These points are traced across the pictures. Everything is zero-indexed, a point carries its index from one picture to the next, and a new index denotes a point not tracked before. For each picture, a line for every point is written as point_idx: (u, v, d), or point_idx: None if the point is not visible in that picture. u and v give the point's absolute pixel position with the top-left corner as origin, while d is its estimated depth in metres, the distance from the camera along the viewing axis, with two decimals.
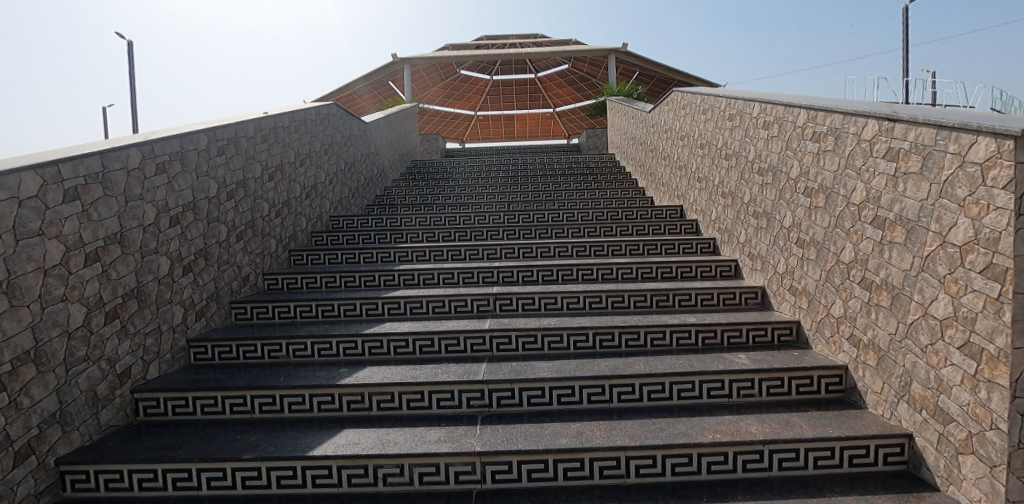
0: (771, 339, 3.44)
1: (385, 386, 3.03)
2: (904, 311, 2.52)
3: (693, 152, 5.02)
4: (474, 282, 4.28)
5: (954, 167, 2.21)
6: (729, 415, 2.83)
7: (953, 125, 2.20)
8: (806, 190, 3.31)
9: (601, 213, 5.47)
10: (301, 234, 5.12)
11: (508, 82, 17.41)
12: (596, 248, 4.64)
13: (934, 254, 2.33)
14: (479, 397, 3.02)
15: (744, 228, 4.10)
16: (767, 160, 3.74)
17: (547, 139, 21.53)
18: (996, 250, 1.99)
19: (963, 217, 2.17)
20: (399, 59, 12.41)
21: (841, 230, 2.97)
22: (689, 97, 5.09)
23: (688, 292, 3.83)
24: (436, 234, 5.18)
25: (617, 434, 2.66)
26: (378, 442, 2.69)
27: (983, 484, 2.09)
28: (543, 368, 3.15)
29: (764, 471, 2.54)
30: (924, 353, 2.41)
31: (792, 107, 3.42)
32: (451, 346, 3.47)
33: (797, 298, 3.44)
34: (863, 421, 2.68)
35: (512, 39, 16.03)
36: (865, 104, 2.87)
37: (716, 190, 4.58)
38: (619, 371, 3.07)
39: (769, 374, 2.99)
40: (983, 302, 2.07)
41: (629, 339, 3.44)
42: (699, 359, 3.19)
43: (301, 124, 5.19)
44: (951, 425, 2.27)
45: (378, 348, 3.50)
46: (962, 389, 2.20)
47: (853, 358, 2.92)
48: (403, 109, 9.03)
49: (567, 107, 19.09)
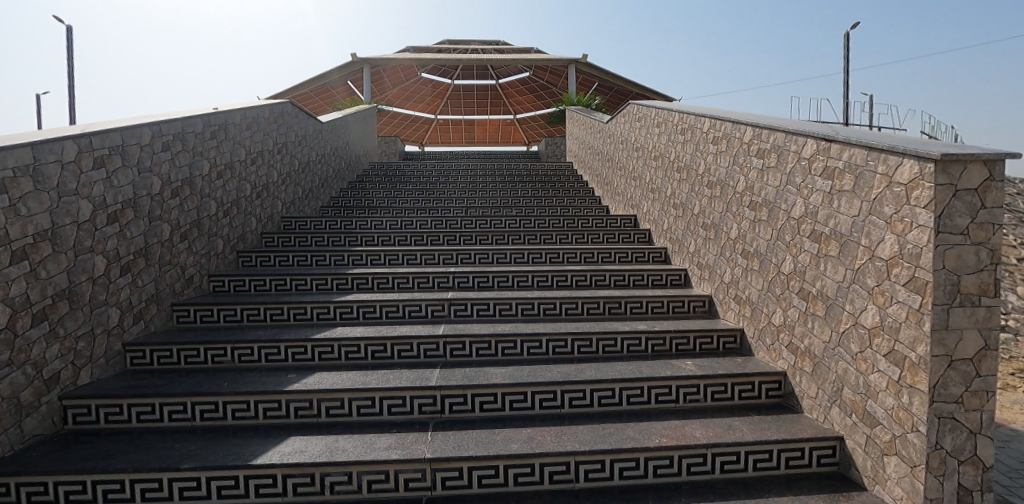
0: (716, 346, 3.54)
1: (334, 392, 2.97)
2: (837, 320, 2.69)
3: (647, 163, 5.15)
4: (430, 287, 4.25)
5: (882, 187, 2.40)
6: (675, 419, 2.91)
7: (881, 147, 2.38)
8: (750, 204, 3.45)
9: (558, 219, 5.54)
10: (250, 234, 4.94)
11: (470, 88, 17.36)
12: (552, 255, 4.70)
13: (863, 267, 2.52)
14: (431, 403, 3.00)
15: (694, 239, 4.23)
16: (715, 174, 3.88)
17: (506, 145, 21.78)
18: (918, 265, 2.22)
19: (890, 232, 2.36)
20: (360, 59, 12.14)
21: (782, 243, 3.12)
22: (644, 110, 5.22)
23: (640, 300, 3.92)
24: (392, 237, 5.10)
25: (567, 439, 2.71)
26: (326, 449, 2.64)
27: (904, 482, 2.32)
28: (496, 374, 3.16)
29: (707, 474, 2.63)
30: (854, 360, 2.60)
31: (739, 124, 3.57)
32: (404, 352, 3.44)
33: (740, 307, 3.57)
34: (800, 425, 2.82)
35: (475, 44, 15.98)
36: (804, 124, 3.04)
37: (668, 201, 4.71)
38: (570, 376, 3.10)
39: (714, 380, 3.08)
40: (905, 313, 2.29)
41: (582, 345, 3.47)
42: (648, 365, 3.26)
43: (254, 121, 5.02)
44: (877, 428, 2.47)
45: (328, 353, 3.42)
46: (887, 394, 2.41)
47: (791, 365, 3.06)
48: (362, 109, 8.88)
49: (527, 114, 19.21)
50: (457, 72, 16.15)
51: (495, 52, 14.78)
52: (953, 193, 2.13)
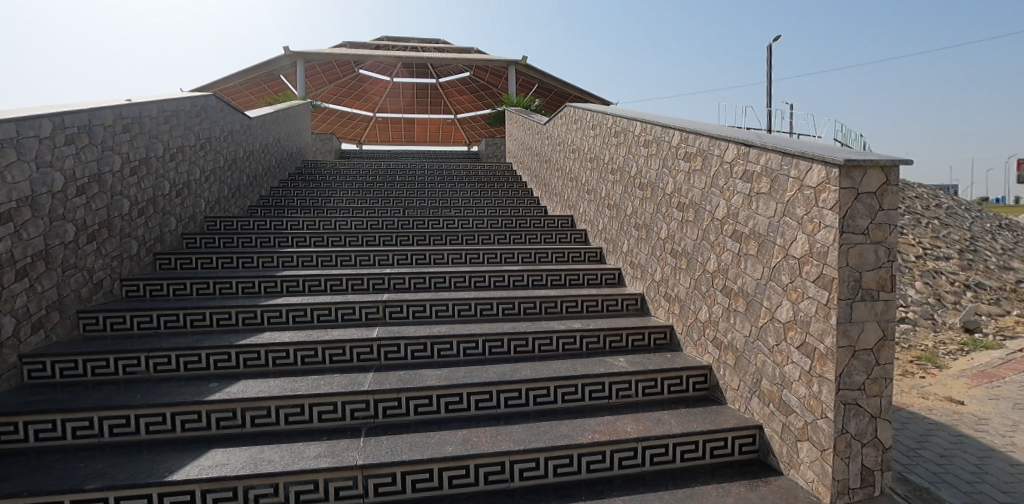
0: (648, 342, 3.66)
1: (260, 400, 2.83)
2: (756, 315, 2.84)
3: (583, 165, 5.25)
4: (365, 289, 4.14)
5: (795, 190, 2.56)
6: (607, 415, 2.98)
7: (794, 153, 2.54)
8: (678, 205, 3.59)
9: (497, 219, 5.54)
10: (169, 236, 4.51)
11: (410, 86, 17.09)
12: (490, 256, 4.70)
13: (779, 265, 2.67)
14: (364, 408, 2.91)
15: (627, 239, 4.35)
16: (647, 176, 4.01)
17: (446, 145, 21.68)
18: (825, 262, 2.38)
19: (801, 232, 2.52)
20: (292, 53, 11.66)
21: (707, 242, 3.26)
22: (580, 113, 5.31)
23: (575, 299, 3.98)
24: (324, 238, 4.92)
25: (502, 439, 2.71)
26: (249, 461, 2.51)
27: (816, 466, 2.49)
28: (431, 376, 3.12)
29: (638, 467, 2.71)
30: (771, 352, 2.75)
31: (668, 128, 3.71)
32: (336, 356, 3.33)
33: (670, 304, 3.71)
34: (724, 416, 2.96)
35: (415, 42, 15.75)
36: (727, 130, 3.19)
37: (602, 202, 4.82)
38: (506, 376, 3.11)
39: (645, 375, 3.18)
40: (815, 308, 2.46)
41: (518, 345, 3.49)
42: (583, 363, 3.32)
43: (173, 114, 4.55)
44: (792, 416, 2.63)
45: (254, 360, 3.25)
46: (800, 384, 2.57)
47: (716, 359, 3.21)
48: (295, 104, 8.53)
49: (468, 114, 19.15)
50: (396, 69, 15.84)
51: (435, 51, 14.63)
52: (855, 196, 2.30)
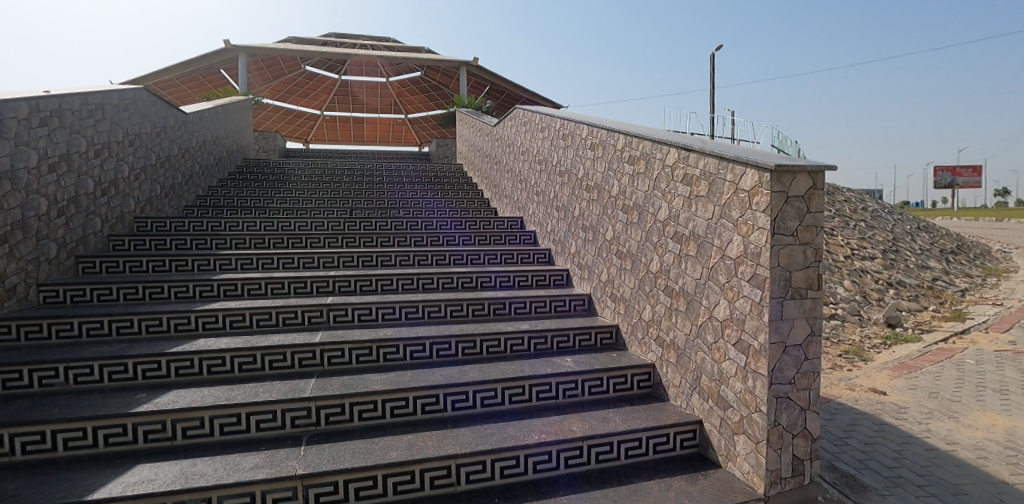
0: (594, 342, 3.72)
1: (193, 410, 2.69)
2: (696, 314, 2.94)
3: (532, 167, 5.29)
4: (308, 292, 4.01)
5: (730, 193, 2.67)
6: (554, 415, 3.01)
7: (730, 158, 2.64)
8: (623, 208, 3.67)
9: (446, 220, 5.51)
10: (94, 237, 4.19)
11: (360, 85, 16.74)
12: (439, 257, 4.66)
13: (716, 265, 2.78)
14: (305, 415, 2.82)
15: (574, 241, 4.41)
16: (593, 179, 4.08)
17: (397, 145, 21.39)
18: (758, 262, 2.49)
19: (737, 234, 2.63)
20: (233, 47, 11.18)
21: (651, 244, 3.35)
22: (529, 115, 5.35)
23: (523, 300, 4.00)
24: (265, 240, 4.72)
25: (449, 442, 2.69)
26: (180, 475, 2.38)
27: (751, 457, 2.59)
28: (376, 381, 3.05)
29: (583, 465, 2.75)
30: (709, 349, 2.85)
31: (613, 132, 3.79)
32: (277, 362, 3.20)
33: (616, 304, 3.78)
34: (666, 412, 3.04)
35: (364, 40, 15.44)
36: (668, 134, 3.29)
37: (551, 204, 4.87)
38: (453, 379, 3.08)
39: (590, 374, 3.23)
40: (749, 306, 2.56)
41: (466, 347, 3.47)
42: (530, 364, 3.34)
43: (98, 107, 4.18)
44: (729, 410, 2.73)
45: (187, 368, 3.09)
46: (736, 380, 2.68)
47: (659, 357, 3.29)
48: (237, 100, 8.17)
49: (419, 114, 18.95)
50: (345, 67, 15.47)
51: (386, 49, 14.39)
52: (785, 199, 2.42)
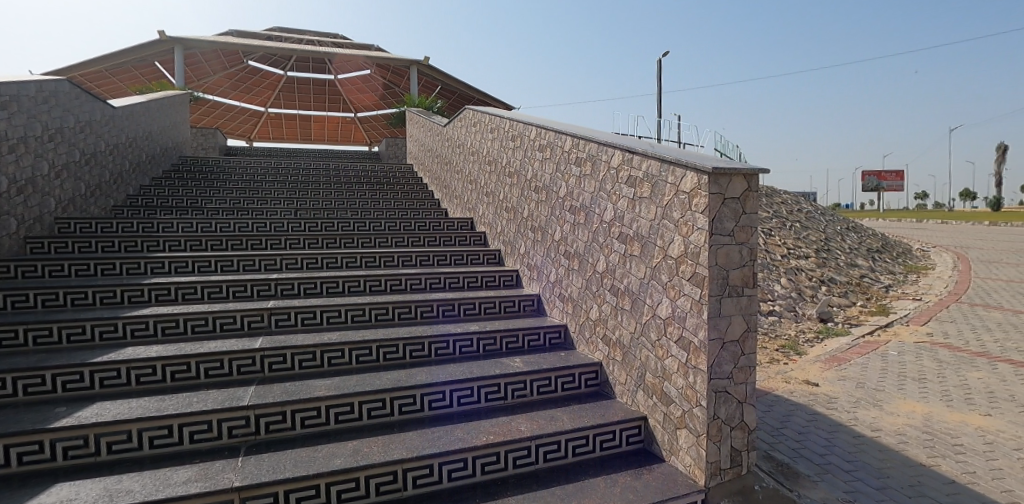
0: (543, 342, 3.75)
1: (119, 423, 2.53)
2: (641, 313, 3.02)
3: (482, 168, 5.29)
4: (248, 296, 3.85)
5: (671, 194, 2.75)
6: (503, 416, 3.01)
7: (671, 160, 2.72)
8: (570, 209, 3.72)
9: (395, 221, 5.42)
10: (9, 240, 3.86)
11: (307, 82, 16.26)
12: (386, 259, 4.58)
13: (659, 264, 2.85)
14: (243, 425, 2.71)
15: (523, 242, 4.44)
16: (541, 180, 4.11)
17: (346, 144, 20.95)
18: (698, 262, 2.58)
19: (678, 234, 2.71)
20: (169, 39, 10.62)
21: (597, 244, 3.41)
22: (479, 116, 5.34)
23: (472, 301, 3.99)
24: (202, 242, 4.50)
25: (395, 447, 2.64)
26: (103, 493, 2.24)
27: (692, 451, 2.68)
28: (320, 387, 2.97)
29: (531, 465, 2.76)
30: (653, 347, 2.93)
31: (561, 134, 3.83)
32: (213, 370, 3.06)
33: (564, 304, 3.83)
34: (612, 409, 3.10)
35: (311, 36, 15.01)
36: (614, 136, 3.35)
37: (500, 205, 4.88)
38: (400, 382, 3.03)
39: (539, 374, 3.25)
40: (690, 304, 2.65)
41: (414, 350, 3.43)
42: (479, 365, 3.33)
43: (13, 99, 3.85)
44: (671, 406, 2.81)
45: (113, 379, 2.90)
46: (678, 376, 2.76)
47: (606, 355, 3.36)
48: (172, 94, 7.75)
49: (369, 113, 18.60)
50: (290, 63, 14.98)
51: (334, 46, 14.04)
52: (722, 201, 2.52)
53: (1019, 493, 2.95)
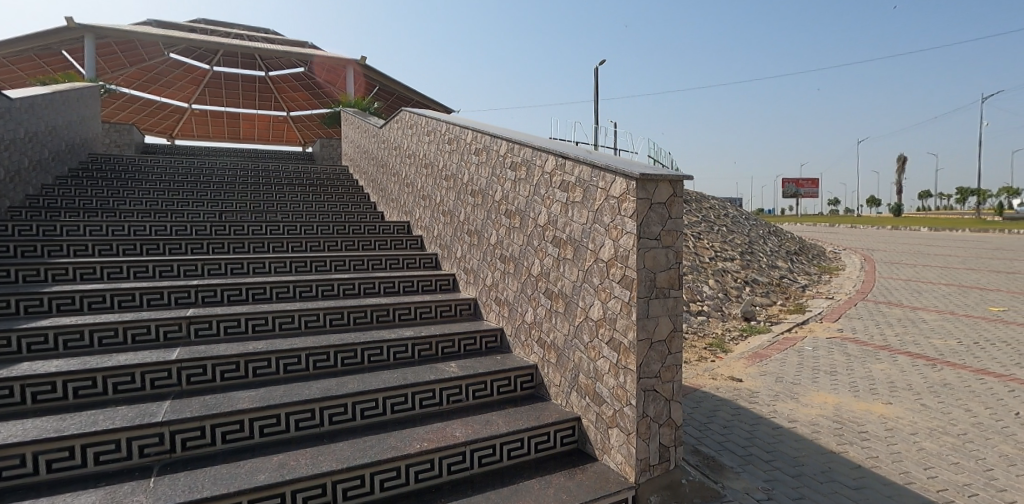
0: (479, 346, 3.75)
1: (10, 447, 2.30)
2: (574, 315, 3.08)
3: (418, 171, 5.23)
4: (165, 304, 3.61)
5: (602, 199, 2.83)
6: (437, 422, 2.98)
7: (601, 166, 2.80)
8: (506, 212, 3.75)
9: (328, 224, 5.25)
10: None
11: (235, 78, 15.50)
12: (318, 264, 4.43)
13: (591, 267, 2.93)
14: (157, 443, 2.53)
15: (460, 245, 4.42)
16: (477, 184, 4.12)
17: (279, 144, 20.13)
18: (627, 264, 2.67)
19: (608, 238, 2.79)
20: (77, 26, 9.81)
21: (532, 248, 3.45)
22: (415, 118, 5.28)
23: (407, 306, 3.93)
24: (113, 246, 4.17)
25: (324, 459, 2.55)
26: None
27: (623, 449, 2.76)
28: (243, 399, 2.82)
29: (465, 471, 2.75)
30: (586, 348, 3.00)
31: (496, 138, 3.85)
32: (123, 385, 2.84)
33: (500, 307, 3.85)
34: (547, 411, 3.15)
35: (240, 30, 14.32)
36: (548, 142, 3.41)
37: (436, 208, 4.84)
38: (330, 392, 2.94)
39: (474, 379, 3.24)
40: (620, 306, 2.73)
41: (345, 357, 3.34)
42: (413, 371, 3.29)
43: None
44: (603, 406, 2.89)
45: (4, 398, 2.63)
46: (609, 376, 2.84)
47: (541, 358, 3.40)
48: (81, 87, 7.16)
49: (303, 112, 17.97)
50: (217, 58, 14.23)
51: (265, 42, 13.48)
52: (649, 206, 2.61)
53: (914, 473, 3.24)
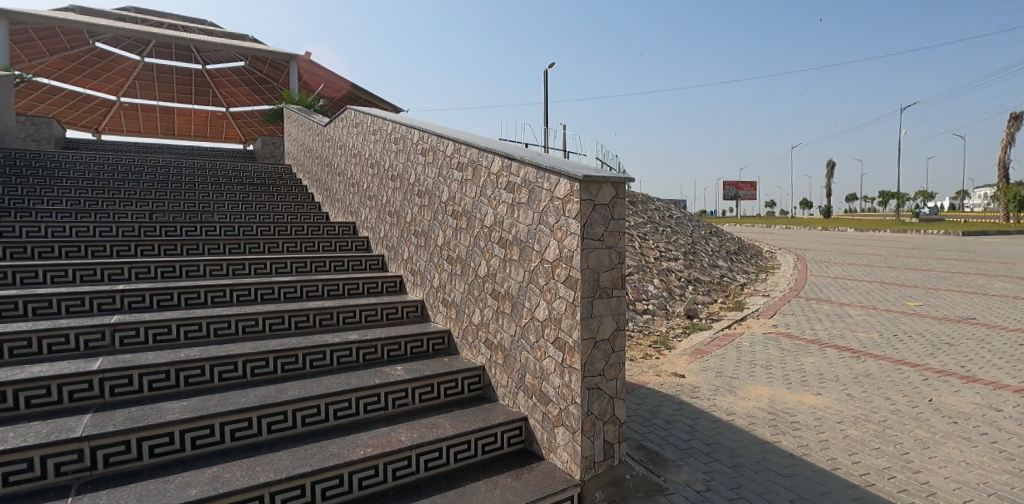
0: (426, 349, 3.71)
1: None
2: (520, 315, 3.10)
3: (364, 171, 5.12)
4: (87, 311, 3.37)
5: (547, 200, 2.86)
6: (382, 427, 2.93)
7: (546, 167, 2.83)
8: (453, 213, 3.73)
9: (269, 225, 5.06)
10: None
11: (169, 70, 14.69)
12: (257, 266, 4.26)
13: (536, 268, 2.96)
14: (76, 460, 2.36)
15: (407, 247, 4.37)
16: (424, 184, 4.08)
17: (218, 141, 19.23)
18: (571, 265, 2.71)
19: (553, 239, 2.83)
20: None
21: (478, 249, 3.45)
22: (361, 117, 5.18)
23: (352, 309, 3.85)
24: (27, 248, 3.85)
25: (262, 470, 2.46)
26: None
27: (569, 447, 2.80)
28: (173, 410, 2.68)
29: (411, 475, 2.71)
30: (532, 348, 3.02)
31: (443, 138, 3.83)
32: (37, 399, 2.63)
33: (447, 309, 3.82)
34: (494, 412, 3.16)
35: (174, 20, 13.59)
36: (494, 143, 3.42)
37: (383, 209, 4.76)
38: (269, 399, 2.83)
39: (421, 382, 3.21)
40: (564, 306, 2.77)
41: (286, 363, 3.22)
42: (358, 375, 3.22)
43: None
44: (549, 405, 2.92)
45: None
46: (555, 375, 2.87)
47: (488, 359, 3.40)
48: None
49: (244, 108, 17.25)
50: (148, 49, 13.44)
51: (202, 33, 12.85)
52: (592, 207, 2.67)
53: (841, 459, 3.45)
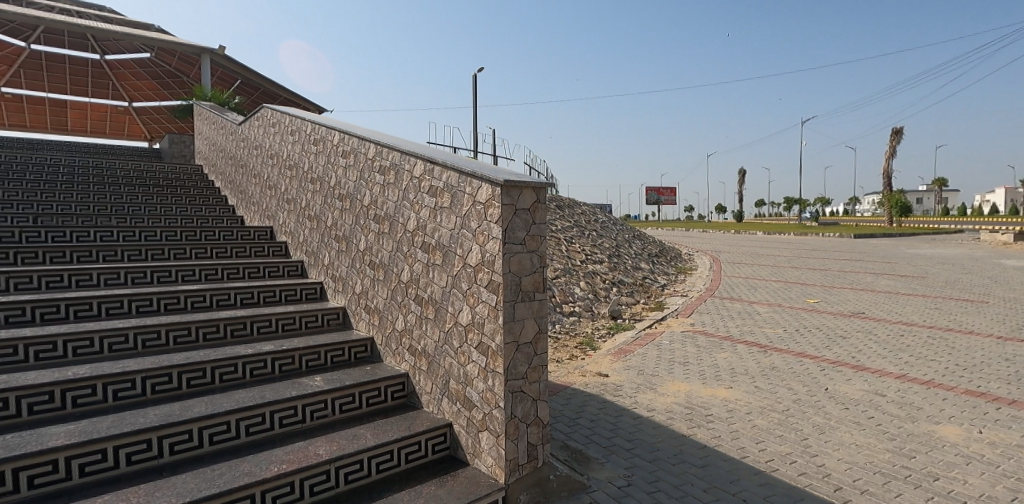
0: (348, 357, 3.61)
1: None
2: (443, 321, 3.08)
3: (281, 173, 4.90)
4: None
5: (469, 205, 2.87)
6: (299, 441, 2.81)
7: (468, 172, 2.84)
8: (375, 217, 3.65)
9: (175, 229, 4.72)
10: None
11: (60, 59, 13.34)
12: (161, 274, 3.96)
13: (459, 273, 2.95)
14: None
15: (328, 252, 4.23)
16: (345, 187, 3.96)
17: (119, 137, 17.68)
18: (493, 269, 2.73)
19: (475, 243, 2.84)
20: None
21: (401, 254, 3.40)
22: (278, 116, 4.95)
23: (267, 318, 3.67)
24: None
25: (162, 494, 2.28)
26: None
27: (493, 450, 2.82)
28: (57, 435, 2.43)
29: (330, 490, 2.62)
30: (456, 354, 3.02)
31: (365, 140, 3.74)
32: None
33: (370, 316, 3.74)
34: (419, 419, 3.12)
35: (66, 4, 12.37)
36: (416, 146, 3.38)
37: (302, 213, 4.58)
38: (171, 418, 2.64)
39: (341, 392, 3.11)
40: (487, 310, 2.78)
41: (191, 378, 3.02)
42: (272, 388, 3.07)
43: None
44: (473, 410, 2.92)
45: None
46: (479, 380, 2.88)
47: (412, 365, 3.36)
48: None
49: (150, 103, 15.99)
50: (35, 35, 12.15)
51: (99, 21, 11.79)
52: (514, 211, 2.70)
53: (749, 448, 3.70)
